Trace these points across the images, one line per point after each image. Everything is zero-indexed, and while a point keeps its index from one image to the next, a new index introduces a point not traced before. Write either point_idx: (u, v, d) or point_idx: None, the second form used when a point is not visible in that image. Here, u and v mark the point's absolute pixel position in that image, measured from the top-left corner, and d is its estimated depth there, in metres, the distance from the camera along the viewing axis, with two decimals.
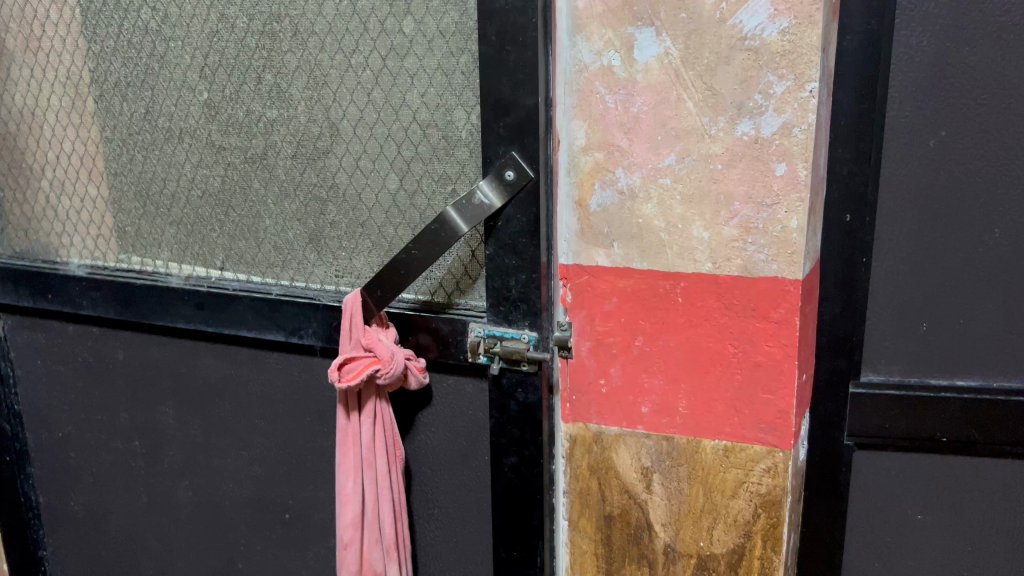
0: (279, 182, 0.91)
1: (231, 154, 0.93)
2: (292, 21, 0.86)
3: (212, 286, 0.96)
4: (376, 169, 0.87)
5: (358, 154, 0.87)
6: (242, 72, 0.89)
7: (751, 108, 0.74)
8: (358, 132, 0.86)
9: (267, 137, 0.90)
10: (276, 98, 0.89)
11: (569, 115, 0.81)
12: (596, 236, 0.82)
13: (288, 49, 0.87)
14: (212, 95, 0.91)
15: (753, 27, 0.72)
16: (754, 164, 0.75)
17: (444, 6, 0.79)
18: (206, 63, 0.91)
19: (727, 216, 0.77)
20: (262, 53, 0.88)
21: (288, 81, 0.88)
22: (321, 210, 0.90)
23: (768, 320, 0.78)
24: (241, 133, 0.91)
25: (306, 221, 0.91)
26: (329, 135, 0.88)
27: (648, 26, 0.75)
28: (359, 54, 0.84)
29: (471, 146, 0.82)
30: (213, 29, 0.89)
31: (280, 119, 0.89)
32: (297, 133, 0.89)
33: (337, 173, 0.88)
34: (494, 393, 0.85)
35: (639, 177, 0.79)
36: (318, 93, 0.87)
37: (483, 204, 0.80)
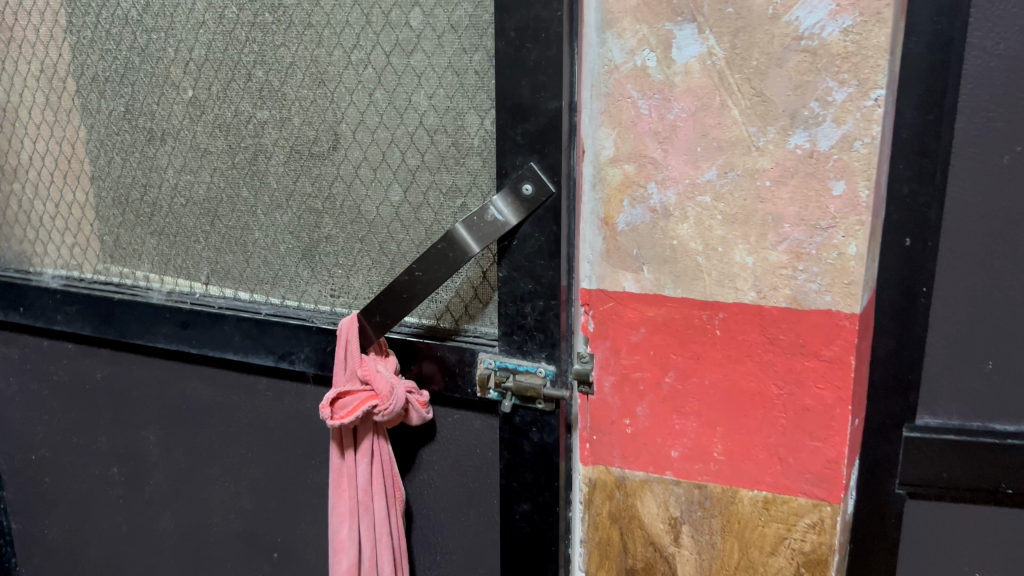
0: (270, 191, 0.82)
1: (217, 158, 0.84)
2: (286, 11, 0.76)
3: (195, 303, 0.87)
4: (377, 178, 0.78)
5: (358, 161, 0.78)
6: (230, 68, 0.80)
7: (806, 118, 0.65)
8: (358, 138, 0.77)
9: (257, 141, 0.81)
10: (268, 97, 0.79)
11: (595, 122, 0.72)
12: (623, 258, 0.73)
13: (281, 42, 0.77)
14: (197, 92, 0.82)
15: (811, 26, 0.63)
16: (808, 181, 0.66)
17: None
18: (191, 58, 0.82)
19: (775, 239, 0.68)
20: (253, 47, 0.79)
21: (281, 78, 0.78)
22: (316, 222, 0.81)
23: (819, 359, 0.69)
24: (228, 135, 0.82)
25: (298, 234, 0.82)
26: (326, 140, 0.78)
27: (689, 21, 0.66)
28: (360, 50, 0.75)
29: (484, 154, 0.73)
30: (199, 19, 0.80)
31: (272, 121, 0.80)
32: (290, 137, 0.80)
33: (334, 183, 0.79)
34: (505, 432, 0.76)
35: (674, 194, 0.70)
36: (315, 93, 0.78)
37: (497, 221, 0.71)
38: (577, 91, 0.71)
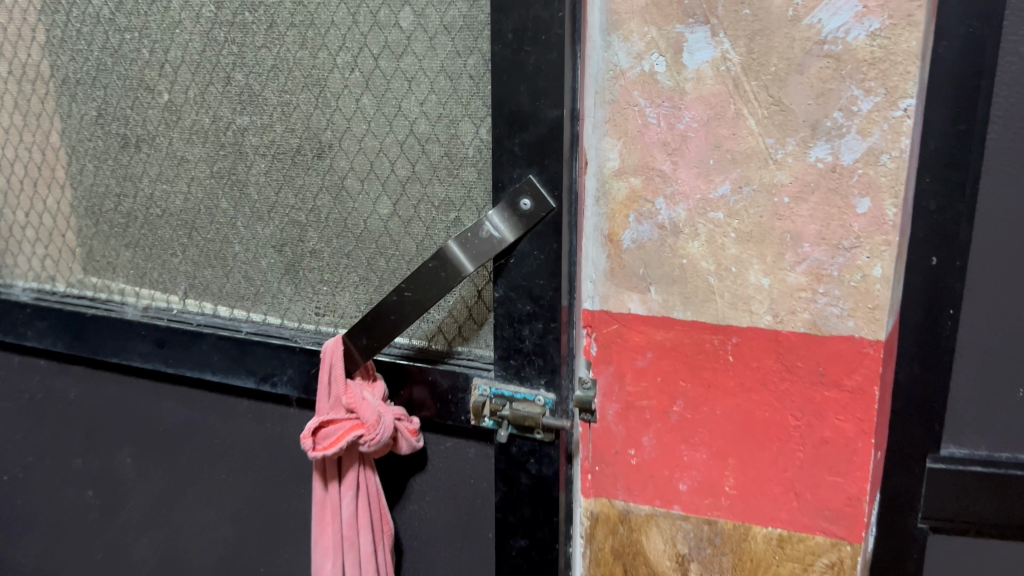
0: (251, 203, 0.77)
1: (194, 167, 0.78)
2: (267, 10, 0.71)
3: (172, 320, 0.82)
4: (365, 189, 0.72)
5: (344, 171, 0.73)
6: (208, 71, 0.75)
7: (828, 129, 0.60)
8: (344, 146, 0.72)
9: (237, 149, 0.76)
10: (248, 102, 0.74)
11: (599, 131, 0.66)
12: (628, 278, 0.68)
13: (262, 43, 0.72)
14: (173, 97, 0.77)
15: (835, 29, 0.58)
16: (830, 198, 0.61)
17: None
18: (166, 59, 0.76)
19: (793, 259, 0.63)
20: (232, 48, 0.73)
21: (262, 82, 0.73)
22: (300, 236, 0.76)
23: (839, 389, 0.64)
24: (206, 142, 0.77)
25: (282, 248, 0.77)
26: (310, 148, 0.73)
27: (701, 23, 0.61)
28: (346, 52, 0.70)
29: (479, 165, 0.68)
30: (175, 18, 0.75)
31: (253, 128, 0.75)
32: (272, 145, 0.75)
33: (319, 194, 0.74)
34: (501, 463, 0.71)
35: (684, 209, 0.65)
36: (298, 99, 0.72)
37: (493, 238, 0.66)
38: (580, 98, 0.66)
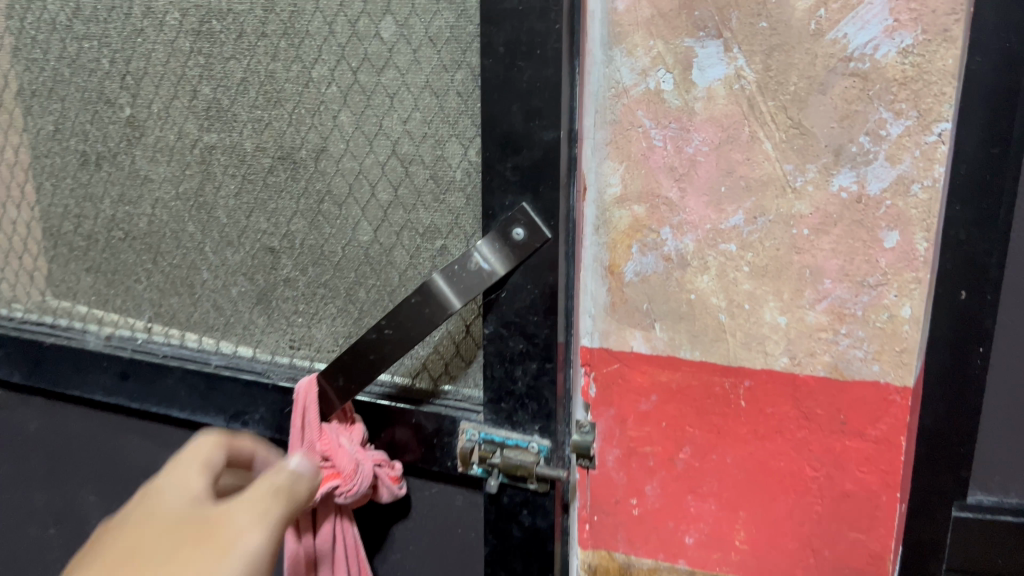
0: (220, 227, 0.71)
1: (159, 187, 0.72)
2: (236, 19, 0.65)
3: (136, 351, 0.75)
4: (343, 214, 0.66)
5: (320, 194, 0.67)
6: (173, 83, 0.69)
7: (853, 155, 0.54)
8: (320, 167, 0.66)
9: (204, 169, 0.70)
10: (216, 119, 0.68)
11: (600, 154, 0.60)
12: (631, 313, 0.62)
13: (230, 55, 0.66)
14: (135, 111, 0.71)
15: (862, 45, 0.52)
16: (855, 230, 0.55)
17: (435, 3, 0.59)
18: (128, 71, 0.70)
19: (813, 297, 0.57)
20: (198, 60, 0.67)
21: (231, 97, 0.67)
22: (273, 263, 0.70)
23: (863, 439, 0.58)
24: (171, 161, 0.71)
25: (253, 276, 0.71)
26: (283, 169, 0.67)
27: (713, 37, 0.55)
28: (321, 65, 0.64)
29: (467, 190, 0.62)
30: (137, 27, 0.69)
31: (221, 146, 0.69)
32: (242, 165, 0.69)
33: (294, 219, 0.68)
34: (492, 513, 0.65)
35: (692, 240, 0.59)
36: (270, 115, 0.66)
37: (483, 271, 0.60)
38: (578, 118, 0.60)
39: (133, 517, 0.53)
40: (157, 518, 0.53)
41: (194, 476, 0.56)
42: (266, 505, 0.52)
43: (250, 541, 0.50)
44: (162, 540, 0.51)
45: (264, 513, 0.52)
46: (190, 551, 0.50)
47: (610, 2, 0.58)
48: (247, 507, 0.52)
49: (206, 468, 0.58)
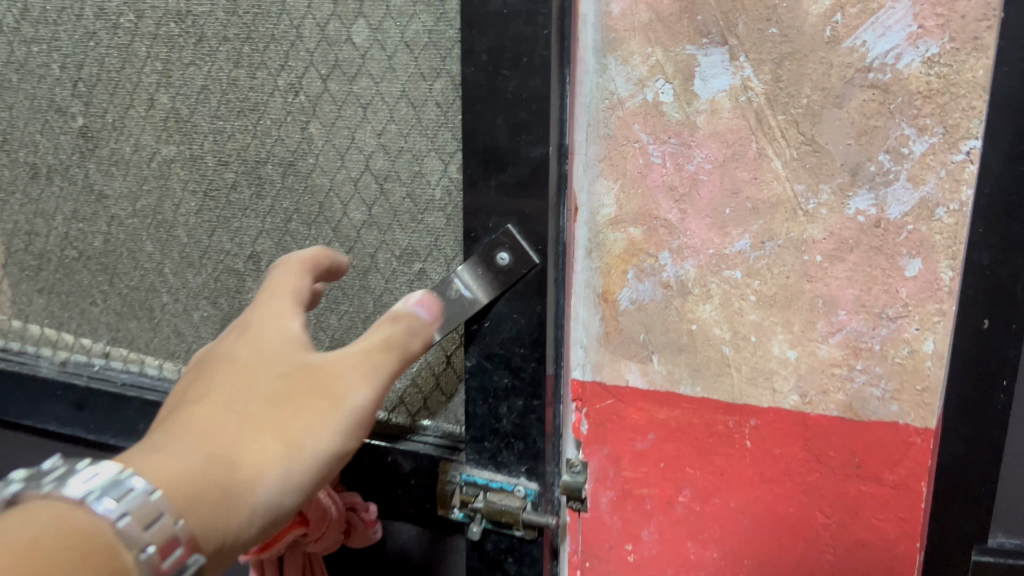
0: (180, 247, 0.66)
1: (115, 203, 0.67)
2: (195, 19, 0.60)
3: (90, 379, 0.70)
4: (313, 235, 0.61)
5: (288, 213, 0.62)
6: (128, 90, 0.63)
7: (872, 174, 0.49)
8: (288, 184, 0.61)
9: (162, 184, 0.65)
10: (174, 130, 0.63)
11: (592, 172, 0.55)
12: (627, 344, 0.57)
13: (190, 59, 0.61)
14: (88, 121, 0.66)
15: (883, 53, 0.47)
16: (874, 257, 0.50)
17: (412, 5, 0.54)
18: (79, 77, 0.65)
19: (826, 329, 0.52)
20: (155, 64, 0.62)
21: (191, 105, 0.62)
22: (237, 287, 0.65)
23: (880, 484, 0.53)
24: (127, 175, 0.66)
25: (215, 301, 0.66)
26: (247, 185, 0.62)
27: (718, 44, 0.50)
28: (288, 73, 0.58)
29: (448, 210, 0.56)
30: (88, 29, 0.63)
31: (180, 159, 0.63)
32: (203, 180, 0.63)
33: (260, 240, 0.63)
34: (475, 561, 0.60)
35: (693, 266, 0.54)
36: (232, 126, 0.61)
37: (464, 299, 0.54)
38: (570, 132, 0.55)
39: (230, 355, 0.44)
40: (276, 353, 0.44)
41: (287, 318, 0.47)
42: (370, 361, 0.45)
43: (360, 395, 0.44)
44: (265, 386, 0.42)
45: (369, 371, 0.45)
46: (302, 400, 0.42)
47: (604, 6, 0.52)
48: (353, 369, 0.44)
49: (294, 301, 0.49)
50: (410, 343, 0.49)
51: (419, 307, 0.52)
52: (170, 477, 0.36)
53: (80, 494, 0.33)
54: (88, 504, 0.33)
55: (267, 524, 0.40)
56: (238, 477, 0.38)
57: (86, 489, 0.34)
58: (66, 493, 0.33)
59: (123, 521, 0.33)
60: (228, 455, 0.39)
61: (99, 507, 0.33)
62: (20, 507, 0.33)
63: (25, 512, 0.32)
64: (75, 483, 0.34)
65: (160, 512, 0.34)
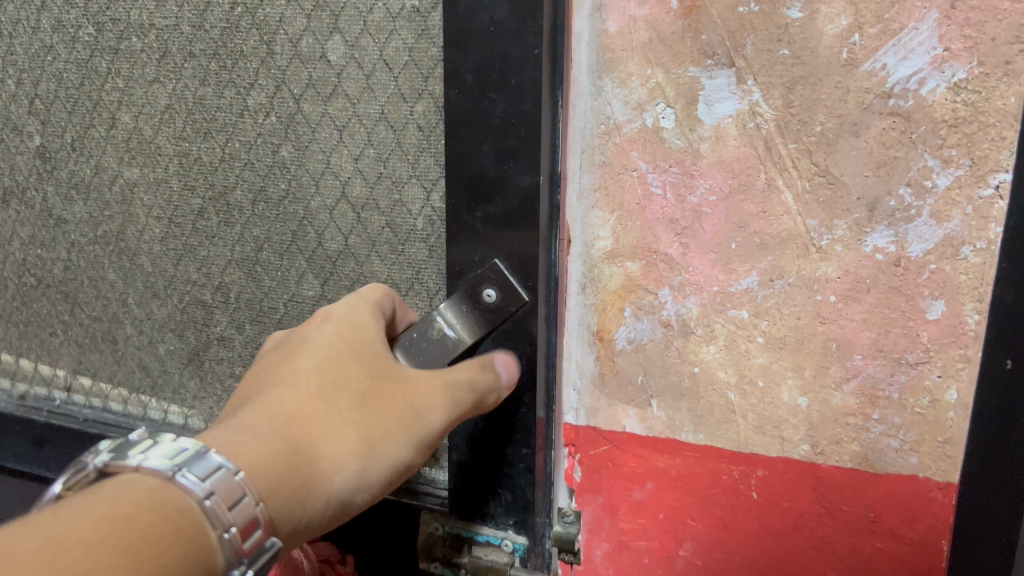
0: (144, 275, 0.67)
1: (74, 229, 0.68)
2: (158, 34, 0.59)
3: (52, 414, 0.72)
4: (286, 265, 0.61)
5: (258, 241, 0.62)
6: (91, 110, 0.64)
7: (891, 209, 0.45)
8: (258, 210, 0.61)
9: (125, 210, 0.65)
10: (139, 151, 0.63)
11: (586, 201, 0.51)
12: (624, 386, 0.53)
13: (153, 75, 0.61)
14: (48, 141, 0.67)
15: (904, 78, 0.43)
16: (893, 299, 0.46)
17: (391, 22, 0.52)
18: (37, 94, 0.65)
19: (839, 375, 0.48)
20: (116, 82, 0.62)
21: (154, 126, 0.62)
22: (206, 318, 0.65)
23: (895, 541, 0.49)
24: (89, 198, 0.66)
25: (183, 332, 0.67)
26: (214, 211, 0.62)
27: (724, 66, 0.46)
28: (257, 93, 0.58)
29: (429, 241, 0.56)
30: (47, 42, 0.64)
31: (144, 182, 0.64)
32: (168, 206, 0.64)
33: (228, 269, 0.63)
34: None
35: (695, 305, 0.49)
36: (200, 148, 0.61)
37: (449, 338, 0.49)
38: (562, 158, 0.51)
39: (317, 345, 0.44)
40: (364, 347, 0.44)
41: (373, 312, 0.47)
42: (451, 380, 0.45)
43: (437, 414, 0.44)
44: (347, 383, 0.43)
45: (448, 390, 0.45)
46: (383, 404, 0.43)
47: (601, 23, 0.48)
48: (436, 386, 0.45)
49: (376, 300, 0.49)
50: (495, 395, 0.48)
51: (501, 372, 0.49)
52: (254, 462, 0.37)
53: (170, 468, 0.34)
54: (177, 480, 0.34)
55: (335, 513, 0.41)
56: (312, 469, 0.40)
57: (175, 463, 0.35)
58: (157, 467, 0.35)
59: (207, 500, 0.34)
60: (308, 448, 0.40)
61: (186, 482, 0.34)
62: (115, 475, 0.34)
63: (118, 484, 0.34)
64: (164, 456, 0.35)
65: (242, 493, 0.35)
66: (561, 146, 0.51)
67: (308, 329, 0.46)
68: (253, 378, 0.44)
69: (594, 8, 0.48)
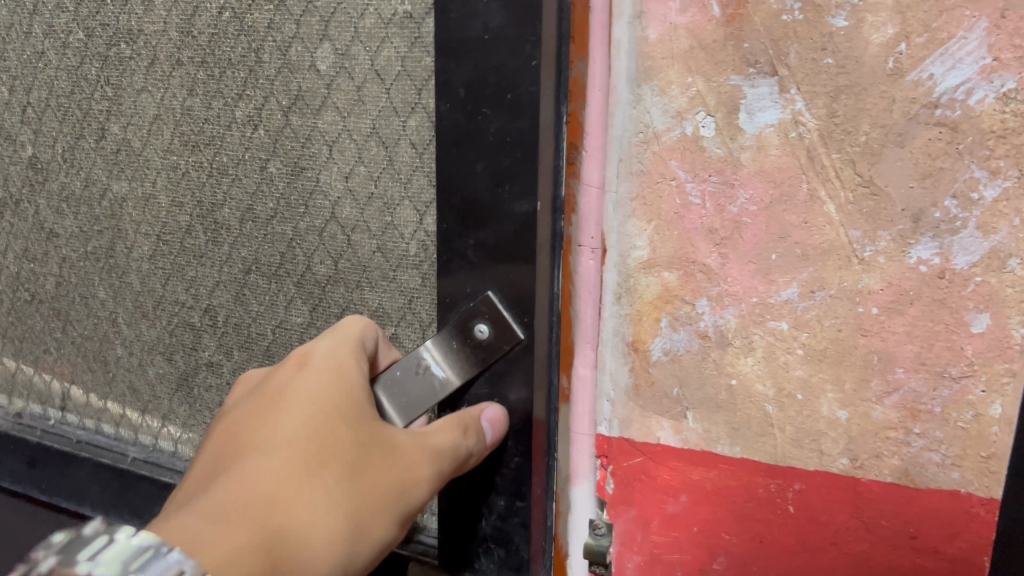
0: (133, 292, 0.71)
1: (66, 244, 0.73)
2: (146, 38, 0.63)
3: (46, 434, 0.79)
4: (275, 288, 0.64)
5: (246, 264, 0.65)
6: (80, 122, 0.68)
7: (937, 221, 0.44)
8: (246, 229, 0.64)
9: (114, 225, 0.70)
10: (127, 164, 0.67)
11: (622, 211, 0.51)
12: (658, 398, 0.52)
13: (140, 83, 0.64)
14: (40, 151, 0.71)
15: (952, 88, 0.42)
16: (937, 312, 0.45)
17: (383, 29, 0.54)
18: (29, 100, 0.70)
19: (881, 388, 0.47)
20: (105, 93, 0.66)
21: (142, 137, 0.66)
22: (195, 341, 0.70)
23: (935, 558, 0.48)
24: (80, 209, 0.71)
25: (173, 353, 0.71)
26: (203, 229, 0.66)
27: (766, 75, 0.45)
28: (247, 104, 0.61)
29: (421, 267, 0.58)
30: (38, 47, 0.68)
31: (130, 196, 0.68)
32: (157, 225, 0.68)
33: (216, 289, 0.67)
34: None
35: (733, 316, 0.49)
36: (188, 163, 0.65)
37: (438, 376, 0.53)
38: (599, 168, 0.51)
39: (300, 410, 0.44)
40: (346, 414, 0.45)
41: (354, 369, 0.48)
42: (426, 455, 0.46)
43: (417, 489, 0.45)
44: (332, 454, 0.43)
45: (424, 466, 0.46)
46: (369, 477, 0.43)
47: (641, 30, 0.48)
48: (419, 456, 0.46)
49: (357, 348, 0.50)
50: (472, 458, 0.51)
51: (487, 430, 0.52)
52: (242, 547, 0.37)
53: None
54: None
55: None
56: (301, 541, 0.40)
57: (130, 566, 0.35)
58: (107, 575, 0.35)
59: None
60: (296, 530, 0.40)
61: None
62: None
63: None
64: (117, 559, 0.35)
65: None
66: (596, 156, 0.51)
67: (290, 383, 0.46)
68: (236, 439, 0.44)
69: (635, 16, 0.48)
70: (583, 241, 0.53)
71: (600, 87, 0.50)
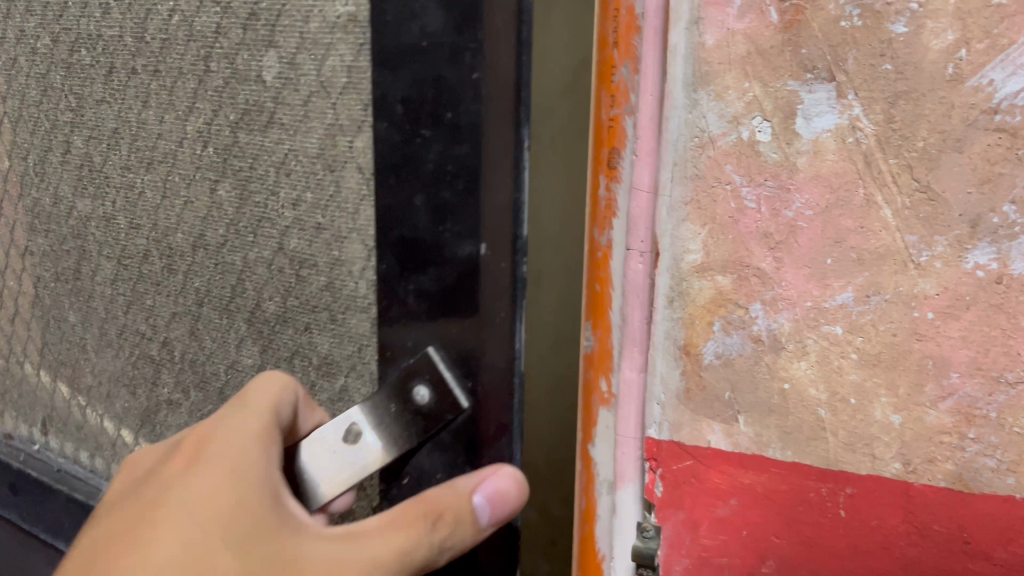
0: (99, 317, 0.70)
1: (39, 262, 0.72)
2: (104, 44, 0.59)
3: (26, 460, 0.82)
4: (228, 321, 0.61)
5: (200, 295, 0.62)
6: (45, 137, 0.66)
7: (994, 227, 0.44)
8: (201, 258, 0.61)
9: (80, 247, 0.68)
10: (89, 182, 0.65)
11: (675, 216, 0.51)
12: (709, 401, 0.53)
13: (99, 96, 0.61)
14: (15, 164, 0.69)
15: (1013, 94, 0.42)
16: (993, 316, 0.45)
17: (328, 34, 0.47)
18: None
19: (936, 393, 0.47)
20: (67, 108, 0.63)
21: (102, 155, 0.63)
22: (157, 372, 0.68)
23: (989, 563, 0.48)
24: (50, 226, 0.69)
25: (141, 380, 0.70)
26: (159, 255, 0.63)
27: (824, 81, 0.46)
28: (197, 116, 0.56)
29: (369, 311, 0.52)
30: (10, 54, 0.65)
31: (93, 216, 0.66)
32: (118, 251, 0.66)
33: (173, 320, 0.65)
34: None
35: (789, 320, 0.49)
36: (143, 184, 0.61)
37: (369, 448, 0.49)
38: (651, 172, 0.50)
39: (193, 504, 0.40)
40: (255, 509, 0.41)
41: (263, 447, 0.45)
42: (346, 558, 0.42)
43: None
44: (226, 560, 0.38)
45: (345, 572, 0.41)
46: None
47: (697, 36, 0.48)
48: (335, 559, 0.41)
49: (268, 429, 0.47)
50: (518, 518, 0.51)
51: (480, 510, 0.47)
52: None
53: None
54: None
55: None
56: None
57: None
58: None
59: None
60: None
61: None
62: None
63: None
64: None
65: None
66: (645, 158, 0.50)
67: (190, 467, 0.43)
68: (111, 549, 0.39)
69: (688, 20, 0.48)
70: (628, 243, 0.52)
71: (648, 89, 0.49)
